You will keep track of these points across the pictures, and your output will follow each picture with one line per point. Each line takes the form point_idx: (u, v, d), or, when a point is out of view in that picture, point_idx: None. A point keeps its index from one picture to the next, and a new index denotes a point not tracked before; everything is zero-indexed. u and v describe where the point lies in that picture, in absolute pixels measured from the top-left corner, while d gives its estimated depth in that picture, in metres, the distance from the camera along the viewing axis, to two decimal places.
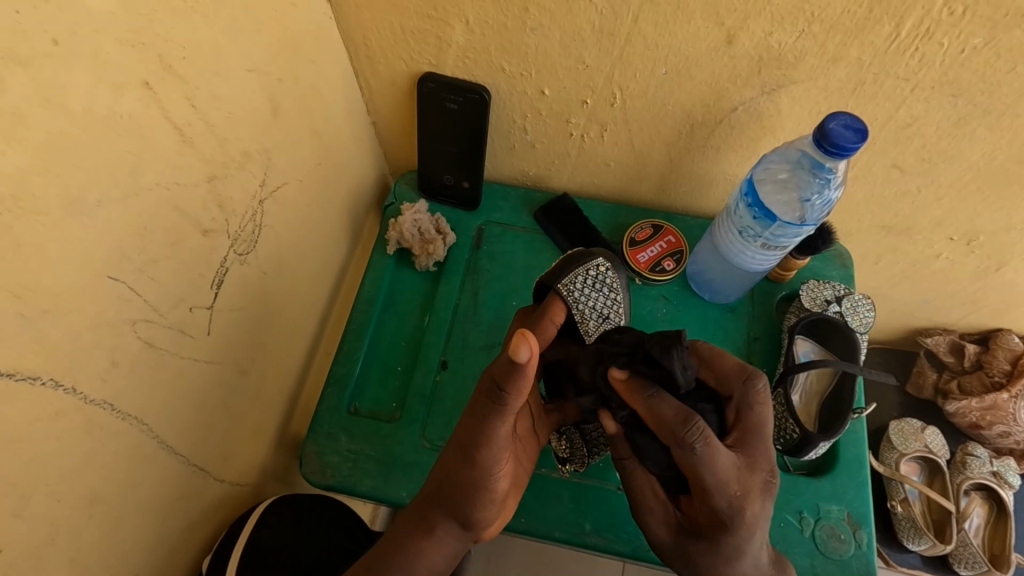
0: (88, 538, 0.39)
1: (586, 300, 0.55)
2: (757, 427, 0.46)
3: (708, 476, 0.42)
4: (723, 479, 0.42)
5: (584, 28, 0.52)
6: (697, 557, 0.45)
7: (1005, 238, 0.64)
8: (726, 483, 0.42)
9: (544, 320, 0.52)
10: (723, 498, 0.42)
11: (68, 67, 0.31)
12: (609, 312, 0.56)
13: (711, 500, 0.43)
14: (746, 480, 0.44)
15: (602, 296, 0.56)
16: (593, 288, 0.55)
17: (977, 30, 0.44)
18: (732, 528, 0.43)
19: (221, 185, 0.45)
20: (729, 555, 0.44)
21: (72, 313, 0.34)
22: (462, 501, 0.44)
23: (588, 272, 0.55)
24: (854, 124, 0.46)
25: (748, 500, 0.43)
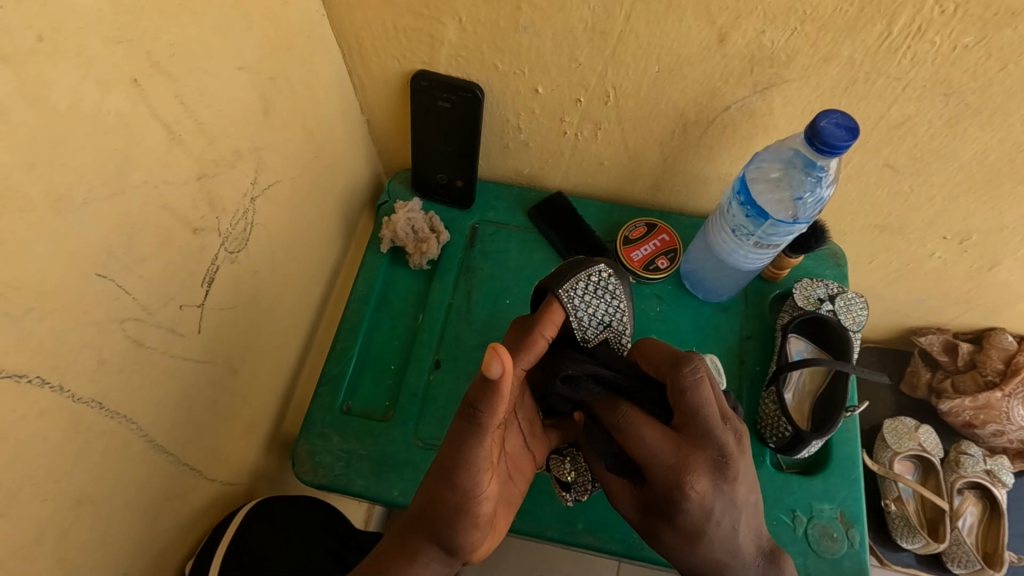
0: (76, 537, 0.39)
1: (586, 308, 0.51)
2: (697, 408, 0.43)
3: (643, 444, 0.43)
4: (655, 453, 0.43)
5: (577, 27, 0.52)
6: (663, 534, 0.45)
7: (998, 237, 0.65)
8: (661, 457, 0.42)
9: (536, 332, 0.47)
10: (664, 473, 0.42)
11: (53, 63, 0.31)
12: (611, 320, 0.52)
13: (652, 476, 0.43)
14: (687, 455, 0.42)
15: (602, 304, 0.52)
16: (595, 295, 0.52)
17: (968, 28, 0.44)
18: (679, 504, 0.42)
19: (211, 183, 0.45)
20: (686, 535, 0.43)
21: (59, 311, 0.34)
22: (447, 527, 0.41)
23: (589, 279, 0.52)
24: (845, 123, 0.46)
25: (688, 478, 0.41)
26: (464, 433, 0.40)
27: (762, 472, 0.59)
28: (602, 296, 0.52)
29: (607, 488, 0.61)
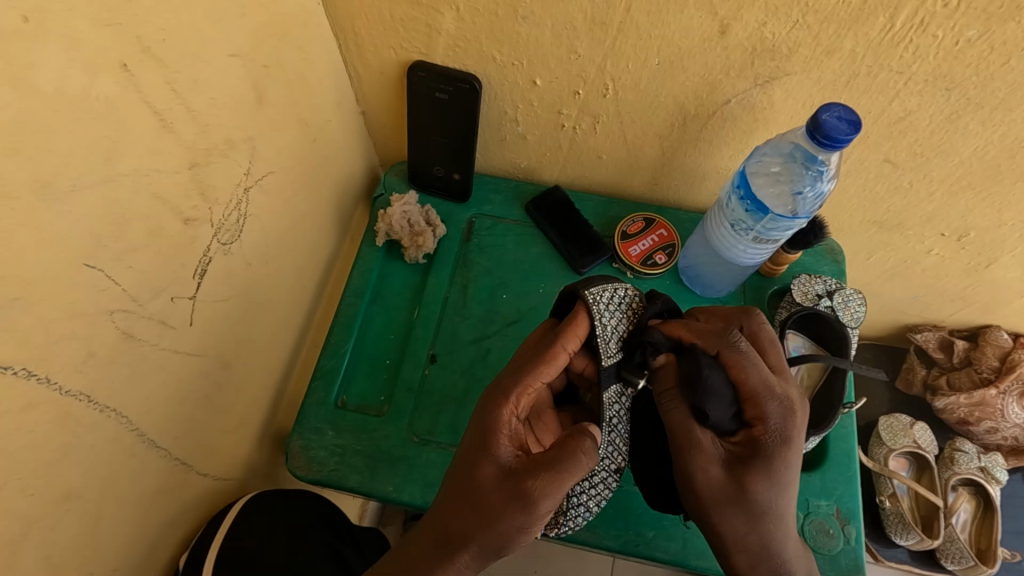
0: (64, 532, 0.38)
1: (611, 320, 0.51)
2: (773, 351, 0.49)
3: (751, 376, 0.46)
4: (769, 381, 0.46)
5: (577, 18, 0.51)
6: (752, 483, 0.45)
7: (996, 234, 0.64)
8: (773, 387, 0.46)
9: (558, 343, 0.47)
10: (774, 400, 0.46)
11: (38, 45, 0.30)
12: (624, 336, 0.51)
13: (762, 404, 0.46)
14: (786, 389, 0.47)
15: (624, 320, 0.52)
16: (618, 309, 0.52)
17: (971, 22, 0.44)
18: (779, 440, 0.45)
19: (203, 173, 0.44)
20: (781, 476, 0.46)
21: (45, 302, 0.33)
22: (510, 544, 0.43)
23: (616, 292, 0.52)
24: (848, 116, 0.45)
25: (796, 411, 0.46)
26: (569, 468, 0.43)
27: None
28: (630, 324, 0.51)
29: None
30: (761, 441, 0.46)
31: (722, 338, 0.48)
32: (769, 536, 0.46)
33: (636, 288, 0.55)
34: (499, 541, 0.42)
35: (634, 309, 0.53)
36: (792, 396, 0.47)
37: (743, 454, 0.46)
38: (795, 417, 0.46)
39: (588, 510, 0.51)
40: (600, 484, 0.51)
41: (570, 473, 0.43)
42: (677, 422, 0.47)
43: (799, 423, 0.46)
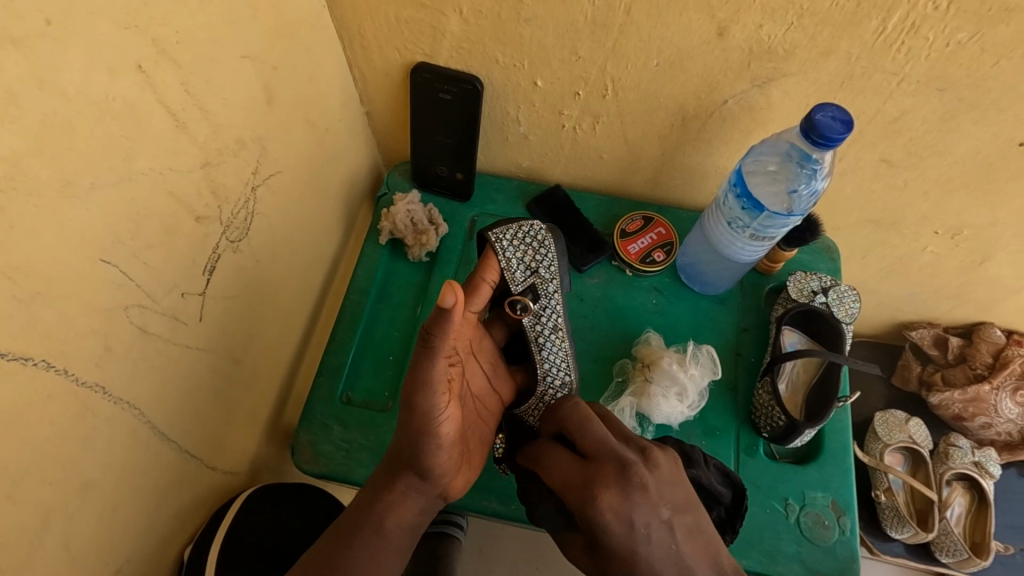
0: (82, 521, 0.39)
1: (514, 255, 0.54)
2: (596, 425, 0.48)
3: (560, 464, 0.46)
4: (602, 437, 0.47)
5: (578, 20, 0.53)
6: (610, 569, 0.44)
7: (990, 232, 0.66)
8: (583, 471, 0.45)
9: (479, 278, 0.51)
10: (614, 459, 0.45)
11: (62, 47, 0.31)
12: (538, 266, 0.55)
13: (580, 491, 0.44)
14: (597, 468, 0.45)
15: (525, 255, 0.54)
16: (524, 246, 0.55)
17: (963, 25, 0.45)
18: (632, 499, 0.43)
19: (215, 172, 0.45)
20: (639, 553, 0.43)
21: (66, 296, 0.34)
22: (418, 452, 0.47)
23: (519, 228, 0.55)
24: (842, 116, 0.46)
25: (647, 470, 0.45)
26: (428, 355, 0.42)
27: (755, 462, 0.60)
28: (528, 251, 0.55)
29: None
30: (582, 520, 0.44)
31: (562, 407, 0.51)
32: None
33: (547, 223, 0.57)
34: (407, 450, 0.47)
35: (539, 242, 0.55)
36: (641, 459, 0.45)
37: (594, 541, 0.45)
38: (637, 476, 0.44)
39: (549, 420, 0.58)
40: (551, 399, 0.57)
41: (421, 371, 0.43)
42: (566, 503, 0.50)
43: (636, 484, 0.44)
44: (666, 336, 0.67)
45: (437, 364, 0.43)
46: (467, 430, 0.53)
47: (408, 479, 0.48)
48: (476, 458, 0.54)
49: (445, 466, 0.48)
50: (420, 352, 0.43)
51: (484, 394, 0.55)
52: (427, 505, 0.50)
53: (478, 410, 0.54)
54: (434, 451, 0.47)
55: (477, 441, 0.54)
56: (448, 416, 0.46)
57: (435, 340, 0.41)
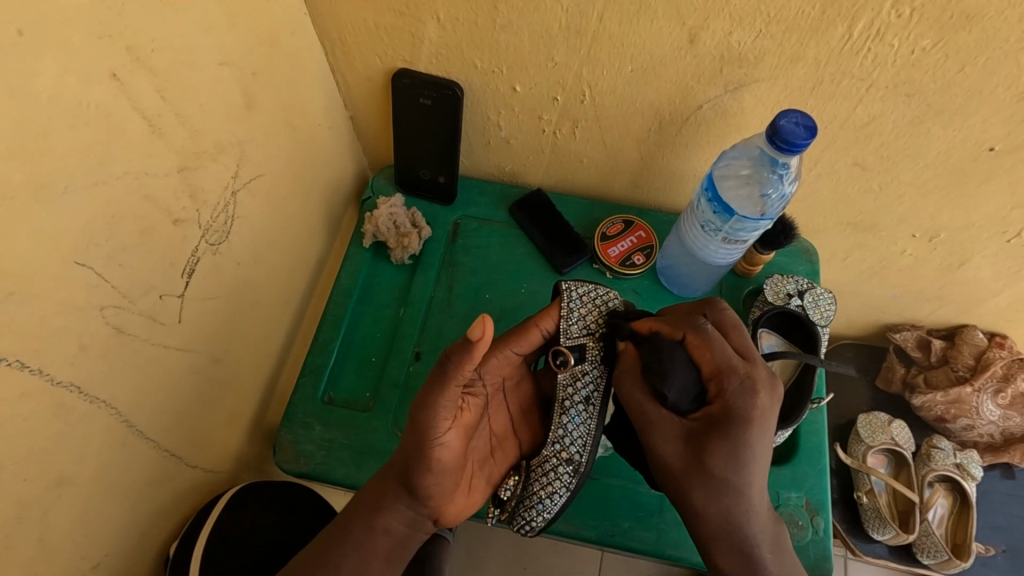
0: (58, 516, 0.40)
1: (580, 311, 0.54)
2: (739, 335, 0.50)
3: (716, 356, 0.48)
4: (729, 361, 0.47)
5: (553, 27, 0.54)
6: (711, 461, 0.45)
7: (965, 235, 0.66)
8: (734, 364, 0.47)
9: (535, 325, 0.54)
10: (734, 377, 0.47)
11: (34, 56, 0.32)
12: (596, 328, 0.54)
13: (725, 383, 0.47)
14: (752, 369, 0.47)
15: (592, 314, 0.54)
16: (590, 305, 0.54)
17: (926, 32, 0.46)
18: (751, 419, 0.46)
19: (193, 175, 0.46)
20: (747, 450, 0.45)
21: (40, 296, 0.35)
22: (411, 471, 0.47)
23: (594, 289, 0.55)
24: (805, 121, 0.47)
25: (757, 388, 0.46)
26: (439, 380, 0.44)
27: None
28: (588, 319, 0.54)
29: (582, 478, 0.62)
30: (721, 417, 0.46)
31: (709, 306, 0.52)
32: (731, 507, 0.46)
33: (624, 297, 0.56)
34: (403, 464, 0.48)
35: (608, 308, 0.55)
36: (739, 387, 0.46)
37: (701, 430, 0.46)
38: (734, 408, 0.46)
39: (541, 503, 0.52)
40: (555, 476, 0.52)
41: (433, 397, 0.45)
42: (637, 403, 0.48)
43: (760, 405, 0.46)
44: None
45: (447, 390, 0.44)
46: (477, 464, 0.54)
47: (395, 498, 0.49)
48: (477, 495, 0.53)
49: (436, 489, 0.48)
50: (434, 376, 0.45)
51: (510, 439, 0.57)
52: (414, 521, 0.50)
53: (496, 447, 0.56)
54: (434, 473, 0.48)
55: (482, 476, 0.54)
56: (447, 442, 0.47)
57: (450, 368, 0.43)
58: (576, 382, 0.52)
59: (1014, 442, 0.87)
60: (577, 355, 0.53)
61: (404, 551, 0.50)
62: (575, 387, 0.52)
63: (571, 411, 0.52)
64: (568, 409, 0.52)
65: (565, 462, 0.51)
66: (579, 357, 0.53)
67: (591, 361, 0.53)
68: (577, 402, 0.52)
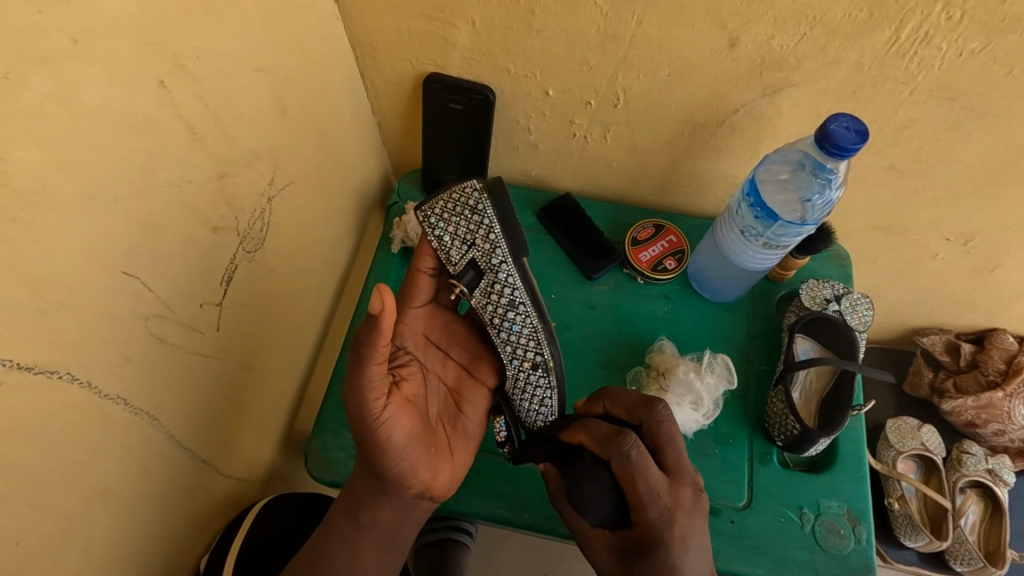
0: (99, 530, 0.40)
1: (445, 230, 0.52)
2: (673, 449, 0.48)
3: (640, 486, 0.45)
4: (676, 466, 0.47)
5: (589, 31, 0.53)
6: None
7: (1001, 239, 0.66)
8: (658, 495, 0.45)
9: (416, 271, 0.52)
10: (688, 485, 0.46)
11: (85, 65, 0.32)
12: (475, 239, 0.51)
13: (643, 513, 0.45)
14: (677, 493, 0.45)
15: (461, 228, 0.51)
16: (460, 215, 0.52)
17: (974, 34, 0.45)
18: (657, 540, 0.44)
19: (230, 183, 0.46)
20: None
21: (88, 307, 0.35)
22: (370, 459, 0.48)
23: (453, 197, 0.52)
24: (856, 125, 0.46)
25: (679, 515, 0.45)
26: (361, 366, 0.43)
27: (768, 471, 0.60)
28: (479, 243, 0.51)
29: None
30: (641, 543, 0.45)
31: (648, 408, 0.50)
32: None
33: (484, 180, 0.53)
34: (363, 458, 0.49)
35: (475, 206, 0.51)
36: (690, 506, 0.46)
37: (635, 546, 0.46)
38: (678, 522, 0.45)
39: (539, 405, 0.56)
40: (534, 381, 0.55)
41: (359, 385, 0.44)
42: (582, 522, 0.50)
43: (680, 530, 0.45)
44: (677, 344, 0.67)
45: (370, 370, 0.43)
46: (443, 425, 0.55)
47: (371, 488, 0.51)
48: (456, 455, 0.55)
49: (407, 466, 0.49)
50: (353, 362, 0.44)
51: (467, 384, 0.57)
52: (403, 507, 0.52)
53: (458, 399, 0.57)
54: (401, 457, 0.48)
55: (452, 435, 0.56)
56: (393, 420, 0.47)
57: (365, 348, 0.42)
58: (495, 296, 0.52)
59: None
60: (470, 275, 0.52)
61: (398, 538, 0.53)
62: (487, 306, 0.53)
63: (507, 321, 0.53)
64: (503, 321, 0.53)
65: (528, 357, 0.54)
66: (481, 280, 0.52)
67: (499, 269, 0.52)
68: (501, 312, 0.53)
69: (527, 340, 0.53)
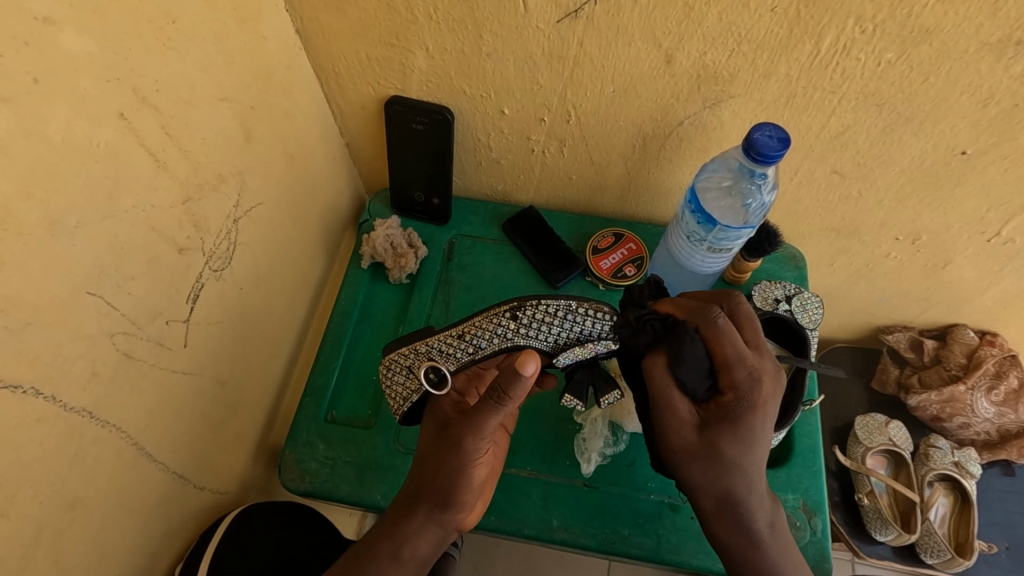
0: (71, 538, 0.41)
1: (393, 384, 0.56)
2: (752, 328, 0.50)
3: (728, 347, 0.46)
4: (741, 354, 0.46)
5: (536, 53, 0.56)
6: (723, 444, 0.46)
7: (946, 237, 0.68)
8: (748, 359, 0.46)
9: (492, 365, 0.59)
10: (744, 371, 0.46)
11: (48, 103, 0.35)
12: (409, 363, 0.54)
13: (733, 376, 0.46)
14: (760, 363, 0.47)
15: (401, 368, 0.55)
16: (398, 373, 0.55)
17: (888, 46, 0.48)
18: (755, 405, 0.46)
19: (196, 207, 0.48)
20: (750, 436, 0.46)
21: (52, 325, 0.37)
22: (445, 488, 0.51)
23: (389, 363, 0.55)
24: (777, 134, 0.50)
25: (764, 379, 0.47)
26: (487, 406, 0.48)
27: None
28: (405, 358, 0.54)
29: (580, 486, 0.64)
30: (732, 409, 0.46)
31: (728, 298, 0.51)
32: (745, 460, 0.46)
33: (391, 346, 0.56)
34: (438, 483, 0.51)
35: (394, 360, 0.55)
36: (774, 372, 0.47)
37: (713, 416, 0.47)
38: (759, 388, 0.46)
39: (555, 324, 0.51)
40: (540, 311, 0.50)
41: (472, 433, 0.50)
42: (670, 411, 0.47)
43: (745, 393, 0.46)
44: None
45: (476, 437, 0.50)
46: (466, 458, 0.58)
47: (426, 507, 0.51)
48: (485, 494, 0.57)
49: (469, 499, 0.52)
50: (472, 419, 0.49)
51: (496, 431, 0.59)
52: (442, 538, 0.52)
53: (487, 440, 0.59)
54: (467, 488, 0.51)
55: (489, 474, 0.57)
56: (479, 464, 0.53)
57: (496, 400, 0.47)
58: (447, 345, 0.52)
59: (1009, 438, 0.89)
60: (432, 376, 0.53)
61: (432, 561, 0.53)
62: (455, 353, 0.52)
63: (476, 335, 0.51)
64: (470, 340, 0.52)
65: (506, 319, 0.50)
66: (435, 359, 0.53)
67: (430, 346, 0.53)
68: (462, 346, 0.52)
69: (497, 326, 0.51)
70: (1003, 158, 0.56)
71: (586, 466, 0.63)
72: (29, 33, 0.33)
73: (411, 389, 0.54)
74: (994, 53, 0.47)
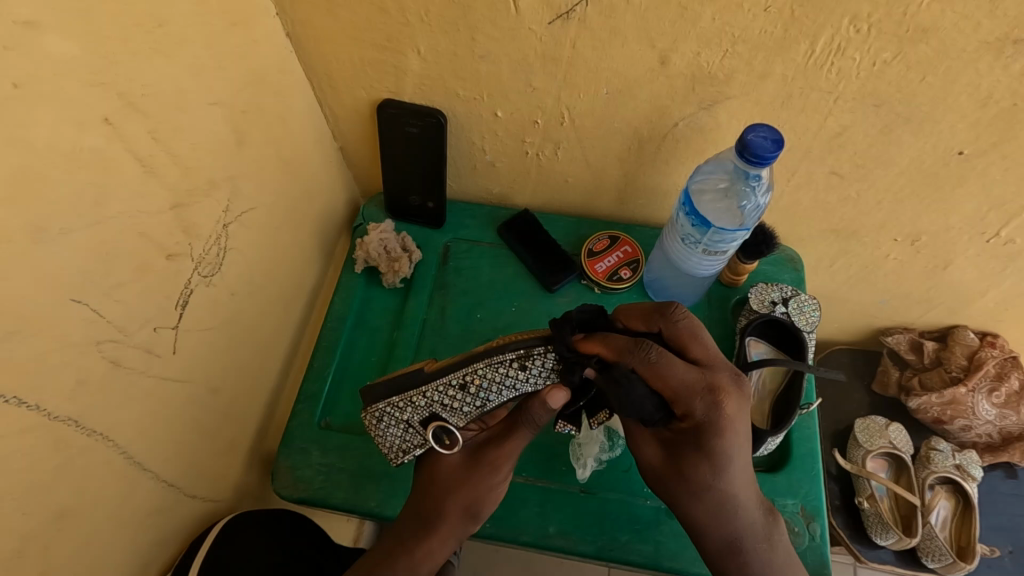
0: (57, 550, 0.41)
1: (389, 431, 0.55)
2: (700, 344, 0.48)
3: (674, 373, 0.45)
4: (688, 380, 0.45)
5: (530, 55, 0.56)
6: (693, 470, 0.46)
7: (946, 238, 0.67)
8: (693, 385, 0.45)
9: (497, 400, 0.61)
10: (701, 390, 0.45)
11: (31, 108, 0.34)
12: (411, 417, 0.54)
13: (689, 405, 0.45)
14: (712, 381, 0.46)
15: (403, 417, 0.54)
16: (399, 425, 0.54)
17: (885, 45, 0.48)
18: (715, 430, 0.45)
19: (186, 212, 0.48)
20: (721, 458, 0.45)
21: (37, 333, 0.37)
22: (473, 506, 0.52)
23: (372, 416, 0.55)
24: (772, 136, 0.50)
25: (721, 400, 0.45)
26: (518, 429, 0.51)
27: None
28: (401, 412, 0.54)
29: (576, 492, 0.63)
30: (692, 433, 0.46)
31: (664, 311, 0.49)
32: (725, 482, 0.46)
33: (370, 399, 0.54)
34: (463, 499, 0.52)
35: (379, 411, 0.54)
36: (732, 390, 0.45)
37: (681, 438, 0.47)
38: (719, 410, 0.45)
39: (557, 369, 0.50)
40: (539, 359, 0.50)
41: (498, 459, 0.52)
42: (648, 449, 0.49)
43: (701, 415, 0.45)
44: None
45: (508, 453, 0.52)
46: None
47: (461, 527, 0.52)
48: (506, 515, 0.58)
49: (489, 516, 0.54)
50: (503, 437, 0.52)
51: None
52: (462, 552, 0.53)
53: None
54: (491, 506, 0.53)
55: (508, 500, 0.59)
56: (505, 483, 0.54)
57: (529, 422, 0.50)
58: (448, 398, 0.52)
59: (1012, 441, 0.88)
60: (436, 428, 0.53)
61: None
62: (460, 407, 0.53)
63: (478, 389, 0.51)
64: (473, 394, 0.52)
65: (511, 368, 0.50)
66: (438, 413, 0.53)
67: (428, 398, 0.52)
68: (464, 396, 0.52)
69: (496, 375, 0.51)
70: (1003, 158, 0.56)
71: (582, 471, 0.63)
72: (11, 37, 0.32)
73: (414, 442, 0.55)
74: (993, 52, 0.47)
